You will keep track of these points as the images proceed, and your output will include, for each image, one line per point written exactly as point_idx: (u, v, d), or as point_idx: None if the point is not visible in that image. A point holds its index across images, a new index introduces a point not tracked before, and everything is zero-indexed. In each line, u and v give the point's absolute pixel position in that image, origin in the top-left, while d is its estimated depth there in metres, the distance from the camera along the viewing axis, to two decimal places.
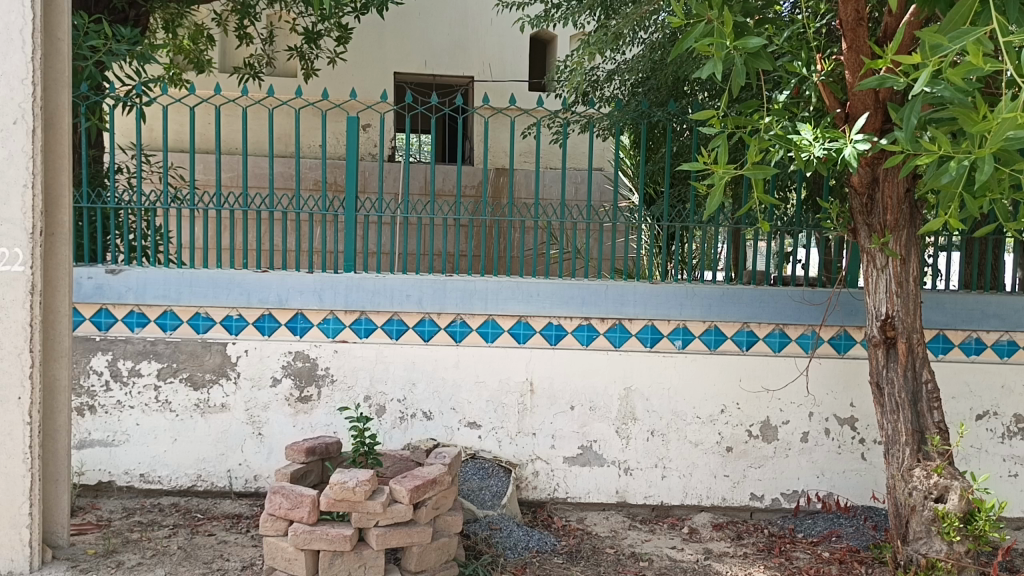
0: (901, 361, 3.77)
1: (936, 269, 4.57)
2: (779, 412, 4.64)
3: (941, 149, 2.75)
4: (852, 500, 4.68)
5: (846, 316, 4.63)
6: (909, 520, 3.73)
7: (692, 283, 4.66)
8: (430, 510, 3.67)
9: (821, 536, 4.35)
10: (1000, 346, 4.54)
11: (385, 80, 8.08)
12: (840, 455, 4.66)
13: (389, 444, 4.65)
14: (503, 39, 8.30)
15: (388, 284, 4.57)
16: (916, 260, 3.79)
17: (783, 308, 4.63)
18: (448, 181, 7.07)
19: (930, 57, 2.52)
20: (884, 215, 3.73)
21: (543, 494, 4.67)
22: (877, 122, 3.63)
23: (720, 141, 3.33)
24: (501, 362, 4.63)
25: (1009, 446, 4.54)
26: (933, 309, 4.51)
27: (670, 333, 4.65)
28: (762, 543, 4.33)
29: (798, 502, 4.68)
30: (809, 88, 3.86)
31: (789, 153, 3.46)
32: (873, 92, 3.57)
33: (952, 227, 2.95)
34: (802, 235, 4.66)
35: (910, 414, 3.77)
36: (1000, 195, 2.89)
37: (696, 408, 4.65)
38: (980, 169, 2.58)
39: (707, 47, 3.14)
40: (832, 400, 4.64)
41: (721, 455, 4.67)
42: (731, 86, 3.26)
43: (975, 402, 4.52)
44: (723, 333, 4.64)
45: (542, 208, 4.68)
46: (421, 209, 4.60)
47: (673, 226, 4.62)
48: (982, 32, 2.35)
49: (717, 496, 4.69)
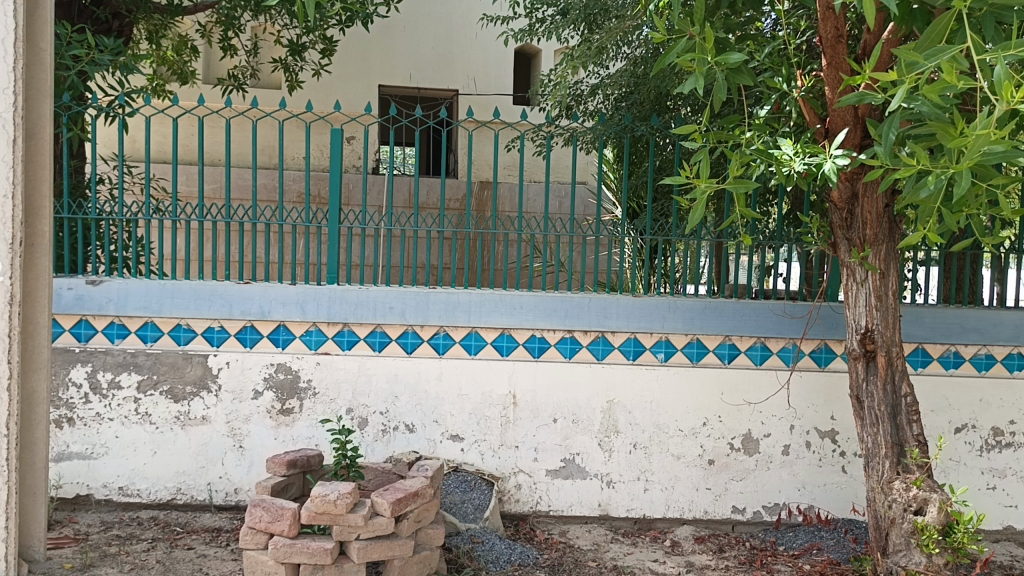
0: (880, 373, 3.81)
1: (916, 282, 4.61)
2: (760, 425, 4.66)
3: (920, 163, 2.77)
4: (832, 513, 4.69)
5: (826, 329, 4.67)
6: (889, 532, 3.76)
7: (674, 296, 4.69)
8: (412, 523, 3.66)
9: (803, 549, 4.35)
10: (978, 360, 4.59)
11: (369, 92, 8.11)
12: (821, 468, 4.68)
13: (371, 457, 4.63)
14: (487, 52, 8.34)
15: (371, 296, 4.57)
16: (895, 274, 3.83)
17: (764, 321, 4.67)
18: (432, 195, 7.08)
19: (906, 74, 2.54)
20: (864, 229, 3.77)
21: (526, 508, 4.66)
22: (857, 138, 3.68)
23: (702, 155, 3.36)
24: (485, 374, 4.62)
25: (987, 459, 4.57)
26: (912, 323, 4.56)
27: (653, 346, 4.67)
28: (744, 556, 4.34)
29: (779, 515, 4.69)
30: (790, 104, 3.90)
31: (770, 167, 3.50)
32: (852, 108, 3.63)
33: (931, 242, 2.99)
34: (786, 251, 4.70)
35: (890, 426, 3.80)
36: (977, 210, 2.93)
37: (679, 420, 4.66)
38: (959, 184, 2.62)
39: (689, 63, 3.18)
40: (813, 413, 4.67)
41: (703, 468, 4.69)
42: (713, 102, 3.30)
43: (953, 415, 4.56)
44: (705, 345, 4.67)
45: (526, 221, 4.70)
46: (405, 222, 4.61)
47: (656, 239, 4.66)
48: (957, 49, 2.41)
49: (700, 509, 4.70)
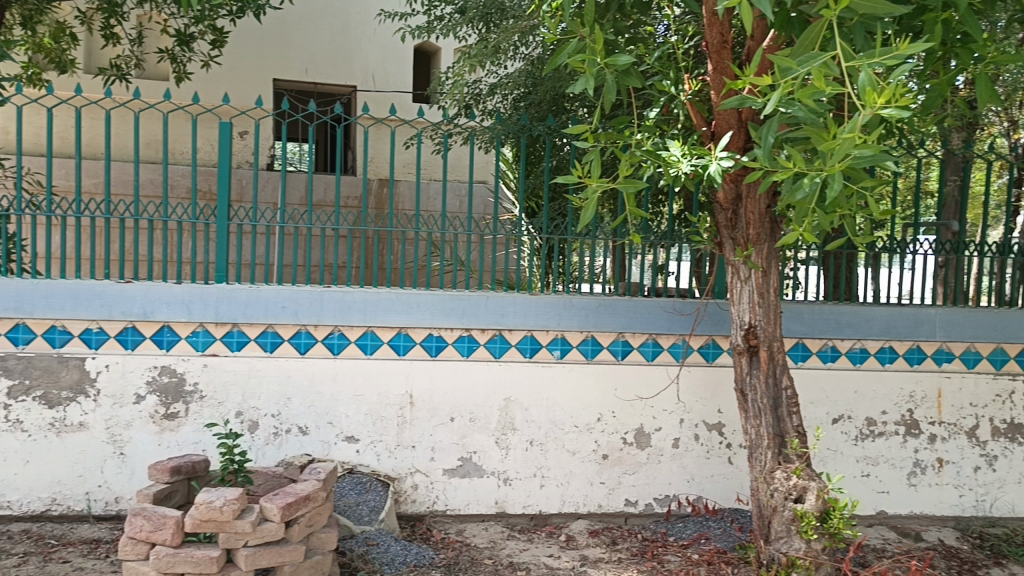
0: (763, 367, 3.96)
1: (797, 280, 4.82)
2: (652, 420, 4.77)
3: (796, 166, 2.89)
4: (719, 503, 4.85)
5: (713, 325, 4.82)
6: (771, 520, 3.90)
7: (570, 294, 4.75)
8: (303, 528, 3.58)
9: (691, 539, 4.48)
10: (852, 353, 4.83)
11: (263, 86, 7.89)
12: (709, 460, 4.83)
13: (262, 461, 4.50)
14: (386, 49, 8.24)
15: (262, 296, 4.44)
16: (777, 272, 3.98)
17: (655, 319, 4.78)
18: (328, 192, 6.94)
19: (780, 80, 2.65)
20: (748, 229, 3.91)
21: (422, 508, 4.63)
22: (740, 142, 3.80)
23: (594, 155, 3.41)
24: (380, 374, 4.57)
25: (862, 448, 4.82)
26: (793, 319, 4.76)
27: (549, 343, 4.71)
28: (636, 548, 4.44)
29: (670, 506, 4.81)
30: (678, 106, 4.01)
31: (658, 167, 3.59)
32: (736, 112, 3.75)
33: (806, 241, 3.13)
34: (679, 250, 4.85)
35: (771, 418, 3.95)
36: (848, 211, 3.06)
37: (574, 417, 4.72)
38: (831, 186, 2.74)
39: (580, 63, 3.21)
40: (701, 407, 4.81)
41: (597, 463, 4.76)
42: (603, 103, 3.35)
43: (830, 406, 4.79)
44: (600, 342, 4.75)
45: (423, 220, 4.66)
46: (298, 220, 4.50)
47: (552, 238, 4.72)
48: (826, 56, 2.53)
49: (594, 503, 4.77)
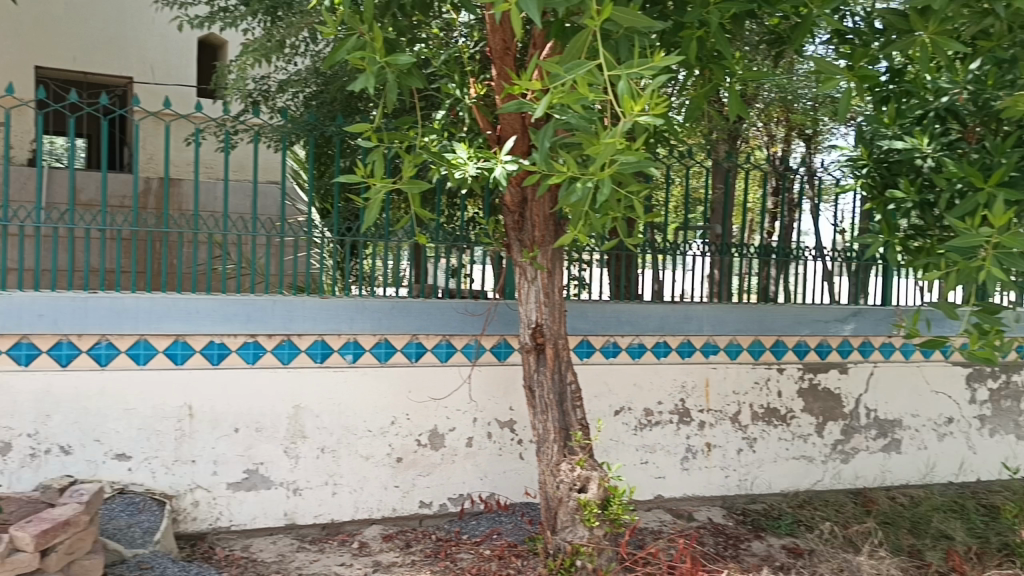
0: (549, 364, 4.10)
1: (582, 280, 5.02)
2: (445, 420, 4.81)
3: (570, 170, 2.99)
4: (510, 498, 4.97)
5: (503, 326, 4.94)
6: (557, 511, 4.03)
7: (363, 297, 4.68)
8: (62, 556, 3.26)
9: (483, 536, 4.55)
10: (632, 348, 5.12)
11: (21, 73, 7.18)
12: (501, 457, 4.94)
13: (15, 486, 4.05)
14: (166, 40, 7.73)
15: (15, 303, 4.01)
16: (561, 272, 4.13)
17: (448, 320, 4.82)
18: (98, 191, 6.40)
19: (549, 86, 2.75)
20: (533, 231, 4.03)
21: (204, 525, 4.37)
22: (525, 146, 3.86)
23: (377, 155, 3.38)
24: (157, 385, 4.26)
25: (641, 437, 5.12)
26: (578, 318, 4.98)
27: (341, 347, 4.61)
28: (429, 549, 4.44)
29: (463, 505, 4.87)
30: (464, 110, 4.05)
31: (443, 169, 3.63)
32: (520, 117, 3.82)
33: (581, 242, 3.26)
34: (477, 253, 4.95)
35: (557, 413, 4.09)
36: (619, 214, 3.18)
37: (367, 421, 4.65)
38: (601, 191, 2.84)
39: (359, 61, 3.16)
40: (494, 406, 4.91)
41: (391, 466, 4.72)
42: (386, 103, 3.32)
43: (612, 399, 5.05)
44: (393, 345, 4.71)
45: (203, 220, 4.41)
46: (58, 219, 4.11)
47: (344, 240, 4.64)
48: (590, 65, 2.62)
49: (388, 508, 4.72)
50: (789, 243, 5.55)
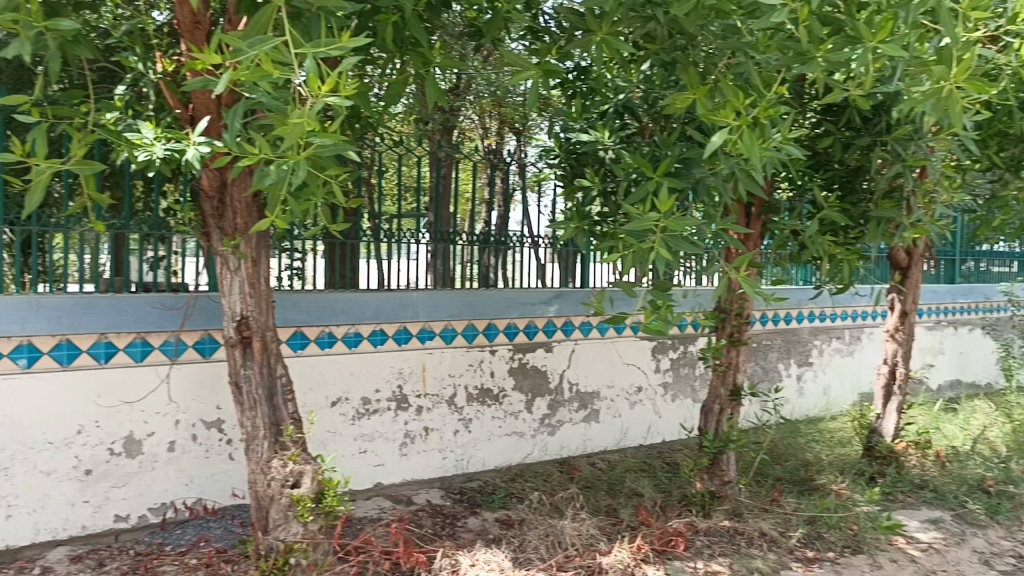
0: (256, 358, 3.83)
1: (297, 270, 4.89)
2: (142, 425, 4.42)
3: (262, 151, 2.74)
4: (218, 502, 4.70)
5: (205, 320, 4.66)
6: (269, 509, 3.81)
7: (39, 294, 4.15)
8: None
9: (189, 545, 4.27)
10: (348, 338, 5.05)
11: None
12: (207, 459, 4.65)
13: None
14: None
15: None
16: (266, 261, 3.89)
17: (143, 316, 4.44)
18: None
19: (230, 61, 2.60)
20: (234, 218, 3.76)
21: None
22: (221, 127, 3.58)
23: (41, 133, 2.98)
24: None
25: (358, 427, 5.08)
26: (290, 309, 4.84)
27: (12, 351, 4.02)
28: (127, 566, 4.07)
29: (165, 514, 4.51)
30: (147, 84, 3.75)
31: (123, 151, 3.25)
32: (215, 98, 3.51)
33: (280, 227, 2.98)
34: (189, 244, 4.68)
35: (266, 408, 3.84)
36: (320, 196, 2.98)
37: (47, 433, 4.13)
38: (297, 176, 2.69)
39: (10, 24, 2.76)
40: (198, 406, 4.60)
41: (78, 480, 4.23)
42: (49, 73, 2.93)
43: (328, 390, 4.95)
44: (78, 346, 4.22)
45: None
46: None
47: (17, 231, 4.10)
48: (276, 41, 2.52)
49: (76, 526, 4.23)
50: (506, 230, 5.87)
